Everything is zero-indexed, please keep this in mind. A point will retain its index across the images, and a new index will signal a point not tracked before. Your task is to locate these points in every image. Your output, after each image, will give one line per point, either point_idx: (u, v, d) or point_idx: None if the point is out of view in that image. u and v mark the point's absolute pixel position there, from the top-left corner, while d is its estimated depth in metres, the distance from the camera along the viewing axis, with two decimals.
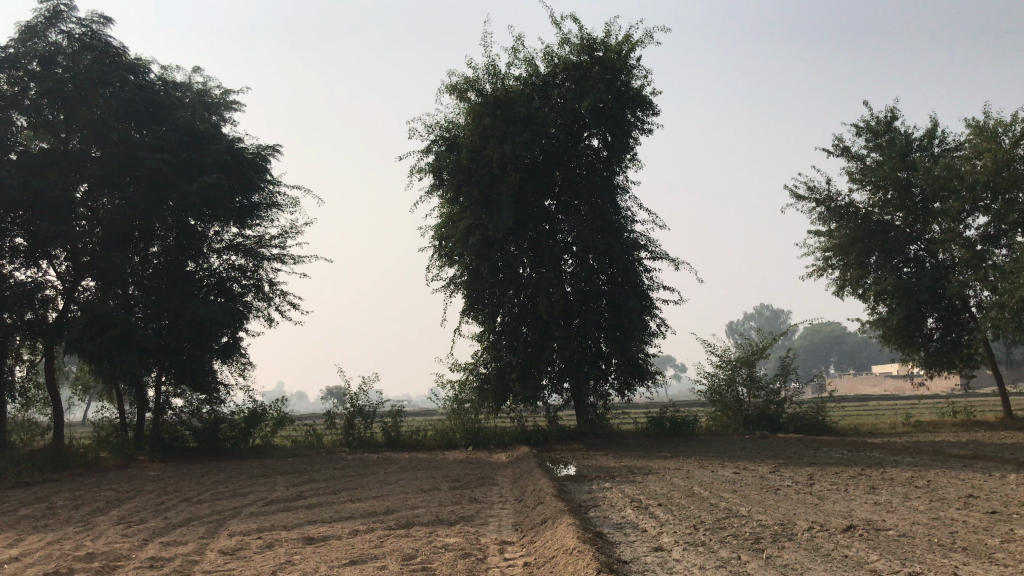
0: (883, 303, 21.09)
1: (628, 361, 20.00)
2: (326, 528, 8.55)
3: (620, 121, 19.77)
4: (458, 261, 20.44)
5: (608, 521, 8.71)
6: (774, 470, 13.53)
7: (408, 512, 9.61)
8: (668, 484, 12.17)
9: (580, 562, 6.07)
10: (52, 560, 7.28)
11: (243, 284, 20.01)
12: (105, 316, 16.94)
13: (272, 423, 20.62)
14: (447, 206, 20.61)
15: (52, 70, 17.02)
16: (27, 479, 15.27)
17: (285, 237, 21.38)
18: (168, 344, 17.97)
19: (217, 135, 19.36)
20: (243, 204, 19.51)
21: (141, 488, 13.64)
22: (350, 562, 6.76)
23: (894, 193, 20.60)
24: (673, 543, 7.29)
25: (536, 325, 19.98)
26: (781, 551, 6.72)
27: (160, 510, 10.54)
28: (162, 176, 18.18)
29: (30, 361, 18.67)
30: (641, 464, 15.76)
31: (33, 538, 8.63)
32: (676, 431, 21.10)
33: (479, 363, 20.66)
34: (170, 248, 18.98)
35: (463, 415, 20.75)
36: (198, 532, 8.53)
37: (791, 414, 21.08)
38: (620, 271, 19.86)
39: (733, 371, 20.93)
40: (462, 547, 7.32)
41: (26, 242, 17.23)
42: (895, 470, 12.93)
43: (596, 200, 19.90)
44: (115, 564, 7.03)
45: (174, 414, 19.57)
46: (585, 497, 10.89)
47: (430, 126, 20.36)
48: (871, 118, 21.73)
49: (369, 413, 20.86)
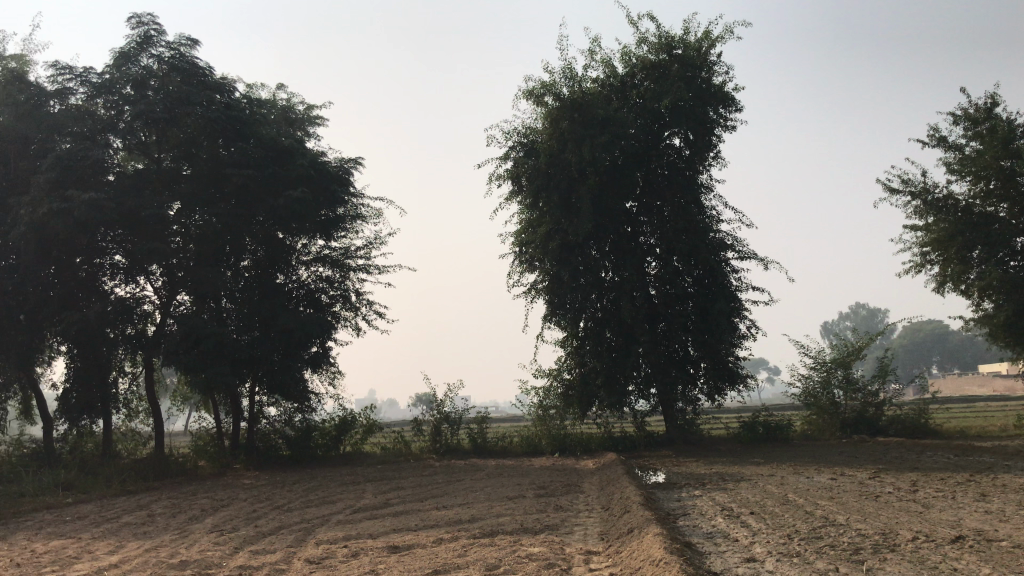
0: (988, 299, 20.05)
1: (718, 365, 19.49)
2: (411, 537, 8.53)
3: (702, 118, 19.32)
4: (540, 266, 20.36)
5: (697, 530, 8.44)
6: (875, 476, 12.92)
7: (493, 520, 9.51)
8: (760, 491, 11.77)
9: (667, 573, 5.82)
10: (147, 568, 7.46)
11: (330, 295, 20.29)
12: (198, 328, 17.47)
13: (362, 430, 20.91)
14: (527, 211, 20.55)
15: (144, 93, 17.63)
16: (130, 488, 15.85)
17: (370, 247, 21.68)
18: (260, 355, 18.34)
19: (302, 148, 19.64)
20: (328, 217, 19.84)
21: (235, 496, 13.97)
22: (433, 572, 6.68)
23: (997, 183, 19.58)
24: (766, 553, 6.98)
25: (620, 330, 19.76)
26: (883, 563, 6.33)
27: (251, 518, 10.72)
28: (249, 191, 18.68)
29: (131, 374, 19.20)
30: (733, 470, 15.31)
31: (130, 546, 8.86)
32: (769, 436, 20.49)
33: (563, 369, 20.49)
34: (261, 260, 19.52)
35: (549, 421, 20.55)
36: (286, 541, 8.61)
37: (892, 417, 20.13)
38: (707, 272, 19.35)
39: (828, 373, 20.11)
40: (546, 557, 7.17)
41: (125, 260, 17.91)
42: (1007, 476, 12.19)
43: (679, 200, 19.48)
44: (206, 572, 7.16)
45: (268, 423, 20.05)
46: (674, 505, 10.62)
47: (508, 132, 20.38)
48: (969, 105, 20.73)
49: (455, 420, 20.97)
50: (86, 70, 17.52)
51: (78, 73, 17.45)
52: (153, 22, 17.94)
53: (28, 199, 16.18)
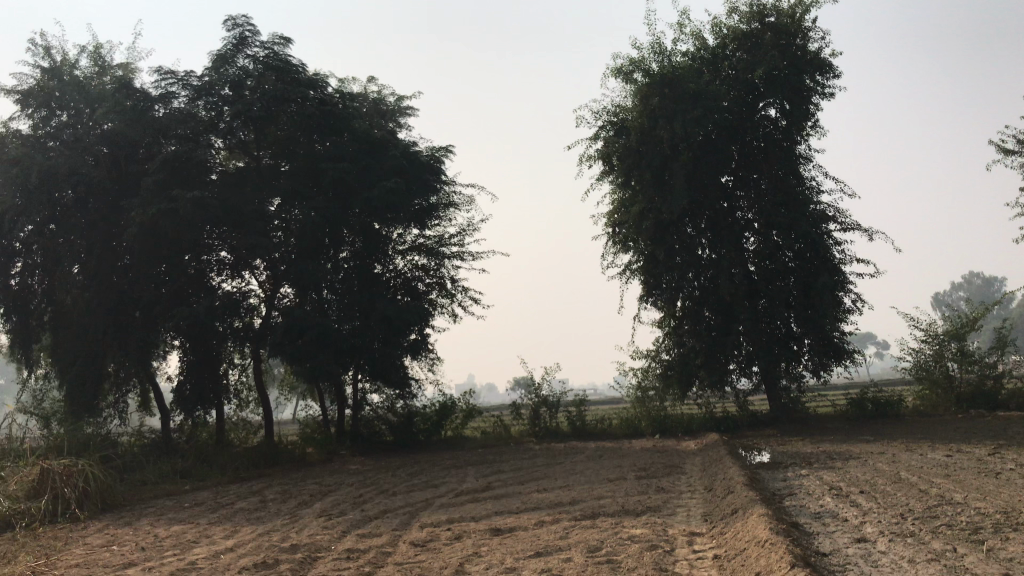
0: None
1: (822, 341, 18.86)
2: (513, 519, 8.61)
3: (798, 87, 18.69)
4: (634, 247, 20.15)
5: (804, 510, 8.23)
6: (995, 453, 12.33)
7: (594, 502, 9.50)
8: (871, 470, 11.40)
9: (772, 555, 5.68)
10: (261, 551, 7.77)
11: (426, 283, 20.68)
12: (302, 319, 17.98)
13: (462, 415, 21.20)
14: (619, 191, 20.37)
15: (242, 93, 18.16)
16: (243, 474, 16.51)
17: (464, 234, 21.91)
18: (361, 343, 18.76)
19: (393, 139, 20.04)
20: (421, 205, 20.13)
21: (342, 481, 14.38)
22: (535, 554, 6.73)
23: None
24: (878, 534, 6.75)
25: (719, 308, 19.41)
26: (1005, 542, 6.04)
27: (357, 503, 11.03)
28: (345, 184, 19.02)
29: (240, 366, 19.96)
30: (841, 448, 14.84)
31: (245, 530, 9.25)
32: (879, 412, 19.78)
33: (661, 349, 20.28)
34: (359, 252, 19.88)
35: (648, 403, 20.37)
36: (391, 524, 8.82)
37: (1011, 390, 19.16)
38: (809, 246, 18.66)
39: (942, 346, 19.26)
40: (649, 539, 7.13)
41: (230, 256, 18.63)
42: None
43: (777, 172, 18.93)
44: (316, 555, 7.40)
45: (372, 410, 20.56)
46: (780, 485, 10.38)
47: (598, 112, 20.21)
48: None
49: (554, 403, 21.05)
50: (187, 74, 18.22)
51: (180, 77, 18.17)
52: (247, 23, 18.51)
53: (140, 201, 16.98)
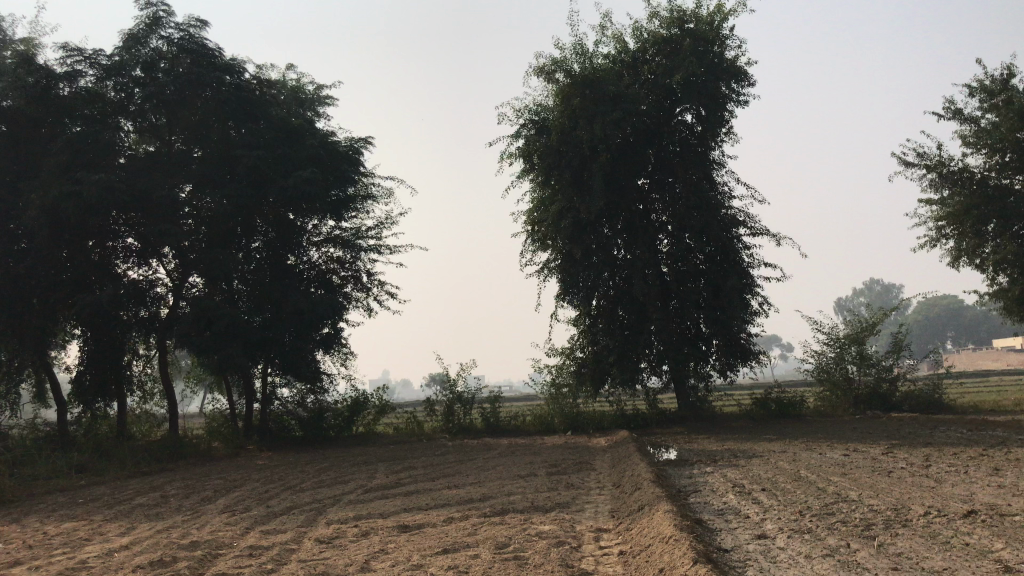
0: (1004, 273, 19.88)
1: (730, 342, 19.39)
2: (422, 516, 8.54)
3: (714, 93, 19.11)
4: (552, 245, 20.27)
5: (708, 507, 8.42)
6: (888, 452, 12.88)
7: (504, 499, 9.51)
8: (773, 468, 11.75)
9: (676, 551, 5.77)
10: (158, 548, 7.49)
11: (342, 276, 20.37)
12: (211, 309, 17.49)
13: (375, 410, 20.95)
14: (538, 190, 20.48)
15: (154, 75, 17.59)
16: (144, 469, 15.96)
17: (381, 228, 21.67)
18: (273, 336, 18.33)
19: (312, 129, 19.55)
20: (339, 197, 19.73)
21: (248, 477, 14.05)
22: (442, 551, 6.69)
23: (1013, 155, 19.34)
24: (777, 530, 6.94)
25: (632, 308, 19.65)
26: (895, 538, 6.28)
27: (263, 499, 10.78)
28: (260, 172, 18.45)
29: (145, 357, 19.34)
30: (745, 447, 15.24)
31: (143, 527, 8.93)
32: (782, 412, 20.43)
33: (575, 347, 20.47)
34: (272, 242, 19.46)
35: (561, 400, 20.56)
36: (297, 521, 8.64)
37: (904, 392, 20.07)
38: (719, 250, 19.17)
39: (842, 349, 20.00)
40: (556, 535, 7.17)
41: (137, 243, 18.00)
42: (1022, 450, 12.09)
43: (692, 177, 19.30)
44: (217, 553, 7.18)
45: (280, 404, 20.13)
46: (685, 482, 10.59)
47: (520, 110, 20.24)
48: (985, 77, 20.44)
49: (468, 399, 21.04)
50: (96, 52, 17.49)
51: (88, 55, 17.42)
52: (162, 3, 17.88)
53: (40, 183, 16.20)
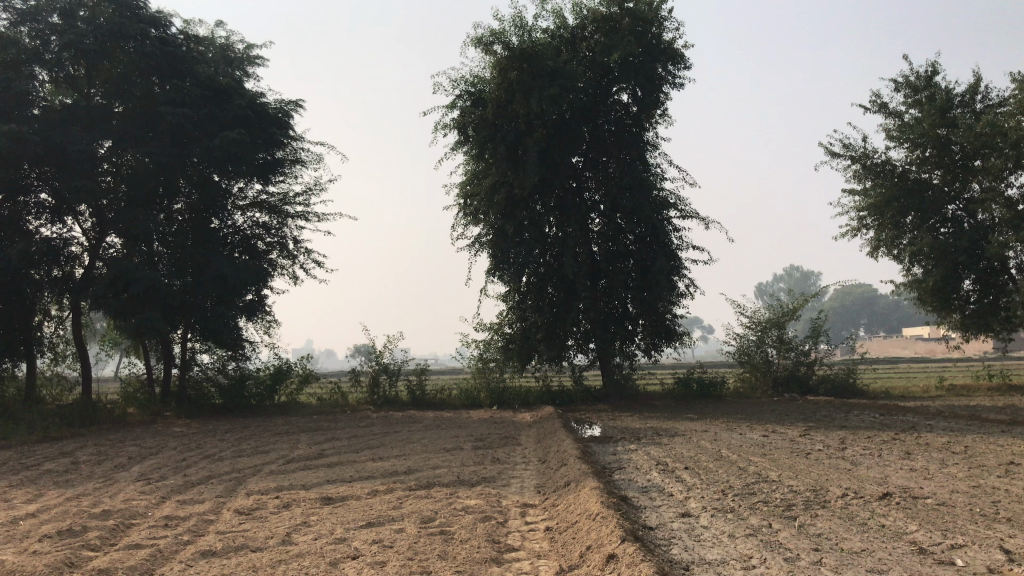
0: (919, 264, 20.56)
1: (655, 322, 19.65)
2: (345, 488, 8.38)
3: (651, 75, 19.21)
4: (484, 220, 20.13)
5: (633, 484, 8.49)
6: (806, 434, 13.21)
7: (430, 472, 9.41)
8: (695, 447, 11.93)
9: (603, 529, 5.74)
10: (67, 517, 7.16)
11: (267, 242, 19.82)
12: (129, 271, 16.90)
13: (297, 380, 20.52)
14: (472, 163, 20.27)
15: (73, 23, 16.68)
16: (54, 434, 15.36)
17: (309, 194, 21.20)
18: (193, 301, 17.79)
19: (240, 89, 18.87)
20: (266, 160, 19.23)
21: (165, 445, 13.63)
22: (367, 525, 6.56)
23: (933, 150, 19.96)
24: (701, 509, 7.03)
25: (562, 285, 19.72)
26: (815, 519, 6.41)
27: (180, 467, 10.47)
28: (184, 130, 17.96)
29: (57, 317, 18.60)
30: (668, 426, 15.48)
31: (52, 494, 8.55)
32: (703, 392, 20.82)
33: (504, 323, 20.38)
34: (195, 204, 18.87)
35: (487, 374, 20.56)
36: (216, 491, 8.39)
37: (821, 376, 20.67)
38: (649, 231, 19.31)
39: (764, 332, 20.47)
40: (482, 510, 7.12)
41: (51, 199, 17.20)
42: (931, 435, 12.55)
43: (625, 157, 19.44)
44: (130, 522, 6.91)
45: (199, 371, 19.58)
46: (610, 459, 10.68)
47: (456, 80, 19.97)
48: (911, 73, 21.01)
49: (394, 371, 20.78)
50: None
51: None
52: None
53: None
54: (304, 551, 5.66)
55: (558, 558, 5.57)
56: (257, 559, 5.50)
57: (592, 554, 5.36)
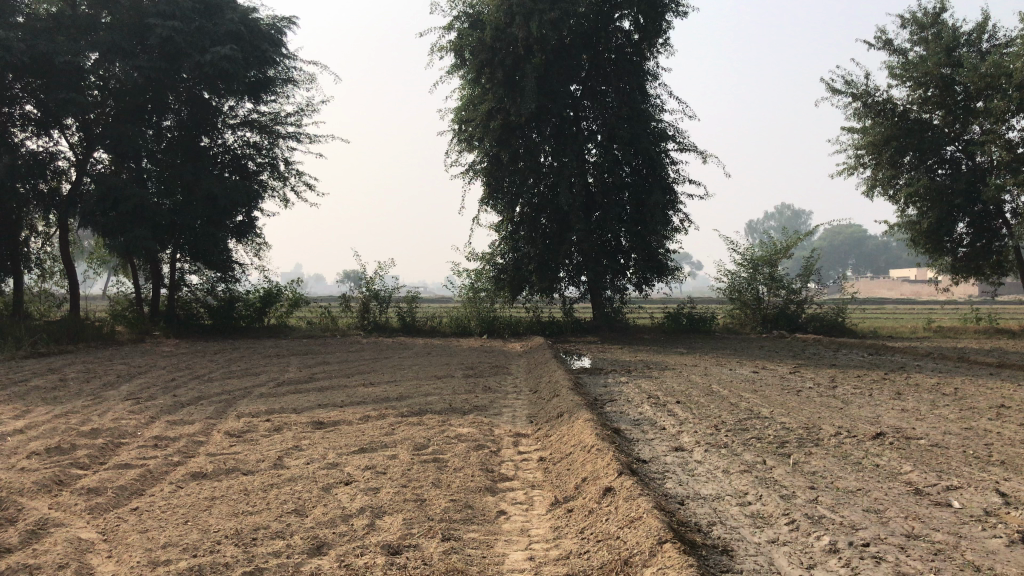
0: (914, 205, 20.41)
1: (648, 256, 19.56)
2: (337, 413, 8.33)
3: (654, 2, 18.71)
4: (479, 147, 19.76)
5: (624, 416, 8.47)
6: (795, 372, 13.26)
7: (421, 399, 9.37)
8: (686, 381, 11.92)
9: (600, 462, 5.68)
10: (56, 434, 7.07)
11: (257, 163, 19.45)
12: (117, 188, 16.58)
13: (287, 303, 20.44)
14: (469, 87, 19.82)
15: None
16: (43, 350, 15.30)
17: (301, 114, 20.77)
18: (181, 221, 17.54)
19: (232, 3, 18.35)
20: (257, 78, 18.72)
21: (154, 364, 13.58)
22: (359, 450, 6.50)
23: (936, 89, 19.63)
24: (694, 443, 7.01)
25: (555, 217, 19.43)
26: (809, 457, 6.40)
27: (170, 387, 10.39)
28: (175, 44, 17.22)
29: (44, 234, 18.31)
30: (658, 359, 15.53)
31: (40, 411, 8.45)
32: (692, 327, 20.85)
33: (496, 253, 20.28)
34: (184, 121, 18.47)
35: (478, 303, 20.50)
36: (206, 413, 8.32)
37: (811, 314, 20.68)
38: (645, 163, 19.06)
39: (755, 270, 20.45)
40: (475, 439, 7.07)
41: (36, 111, 16.73)
42: (919, 375, 12.59)
43: (624, 86, 19.08)
44: (120, 442, 6.82)
45: (189, 291, 19.54)
46: (601, 391, 10.67)
47: (454, 1, 19.39)
48: (918, 9, 20.56)
49: (384, 298, 20.76)
50: None
51: None
52: None
53: None
54: (296, 476, 5.60)
55: (552, 489, 5.54)
56: (249, 482, 5.44)
57: (588, 486, 5.32)
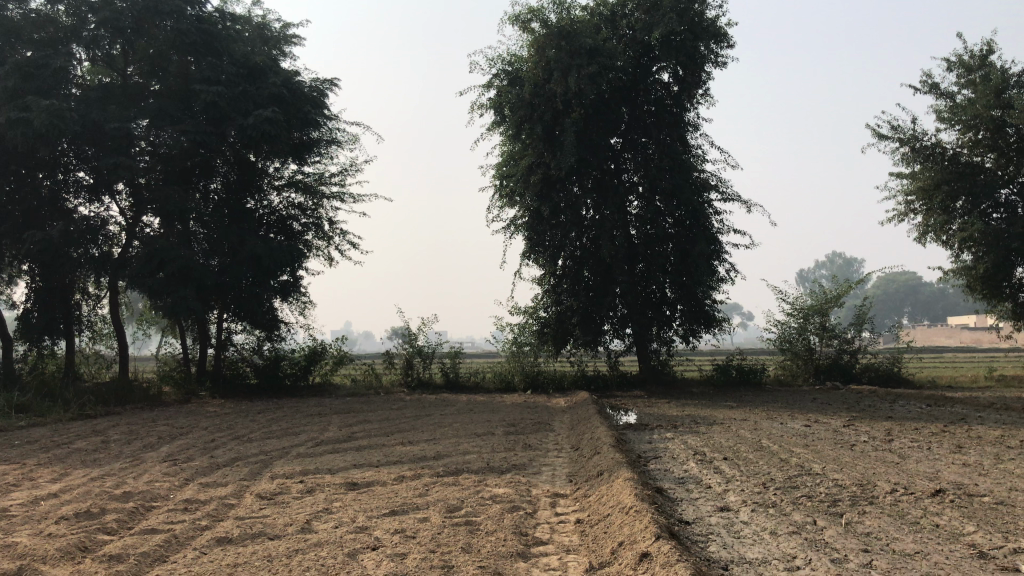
0: (969, 250, 19.80)
1: (693, 307, 19.23)
2: (371, 473, 8.16)
3: (692, 53, 18.64)
4: (519, 202, 19.75)
5: (668, 474, 8.17)
6: (849, 424, 12.75)
7: (459, 458, 9.17)
8: (733, 436, 11.52)
9: (638, 524, 5.39)
10: (88, 498, 7.01)
11: (302, 223, 19.73)
12: (164, 250, 16.92)
13: (332, 361, 20.46)
14: (508, 143, 19.91)
15: (110, 1, 16.58)
16: (90, 411, 15.41)
17: (345, 173, 21.05)
18: (227, 281, 17.74)
19: (276, 67, 18.75)
20: (301, 139, 19.03)
21: (197, 425, 13.57)
22: (390, 513, 6.29)
23: (986, 132, 19.18)
24: (740, 503, 6.68)
25: (599, 269, 19.33)
26: (863, 516, 6.04)
27: (208, 448, 10.37)
28: (219, 108, 17.60)
29: (96, 296, 18.59)
30: (705, 413, 15.08)
31: (77, 474, 8.44)
32: (742, 380, 20.33)
33: (539, 306, 20.14)
34: (231, 184, 18.93)
35: (522, 358, 20.28)
36: (240, 474, 8.22)
37: (864, 364, 20.06)
38: (689, 214, 18.82)
39: (805, 320, 19.95)
40: (510, 500, 6.83)
41: (88, 177, 17.09)
42: (981, 427, 11.99)
43: (665, 137, 18.99)
44: (150, 505, 6.74)
45: (236, 350, 19.62)
46: (645, 447, 10.34)
47: (492, 59, 19.63)
48: (964, 52, 20.24)
49: (428, 353, 20.64)
50: None
51: None
52: None
53: None
54: (322, 541, 5.42)
55: (589, 554, 5.28)
56: (273, 548, 5.28)
57: (625, 552, 5.05)
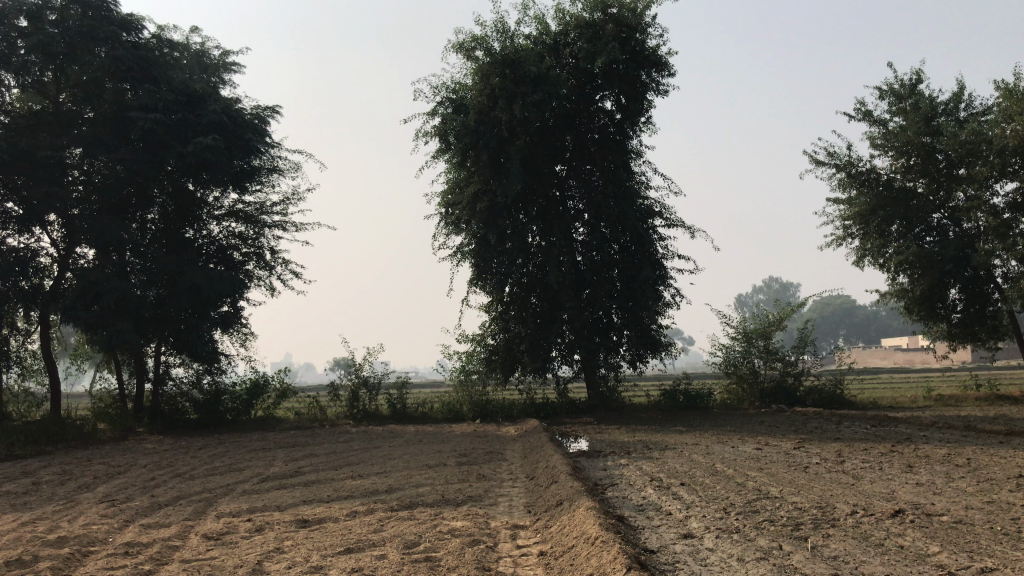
0: (905, 274, 20.29)
1: (640, 333, 19.28)
2: (323, 510, 7.85)
3: (634, 81, 18.85)
4: (466, 229, 19.64)
5: (627, 502, 8.03)
6: (799, 447, 12.81)
7: (412, 491, 8.90)
8: (687, 461, 11.48)
9: (605, 556, 5.23)
10: (19, 545, 6.58)
11: (243, 252, 19.30)
12: (99, 282, 16.39)
13: (275, 394, 19.96)
14: (453, 171, 19.84)
15: (41, 26, 16.08)
16: (19, 452, 14.69)
17: (286, 202, 20.69)
18: (166, 313, 17.23)
19: (215, 94, 18.37)
20: (242, 167, 18.67)
21: (134, 463, 13.01)
22: (345, 551, 6.03)
23: (918, 158, 19.74)
24: (703, 529, 6.57)
25: (546, 296, 19.31)
26: (827, 540, 5.98)
27: (148, 487, 9.92)
28: (156, 137, 17.17)
29: (25, 331, 17.73)
30: (655, 439, 15.02)
31: (6, 519, 7.95)
32: (689, 404, 20.42)
33: (487, 334, 19.98)
34: (169, 214, 18.38)
35: (470, 386, 20.05)
36: (184, 514, 7.86)
37: (808, 387, 20.28)
38: (634, 240, 18.96)
39: (749, 343, 20.16)
40: (469, 533, 6.62)
41: (18, 208, 16.42)
42: (927, 446, 12.17)
43: (609, 164, 19.11)
44: (87, 551, 6.35)
45: (175, 385, 18.99)
46: (600, 475, 10.21)
47: (436, 87, 19.58)
48: (894, 81, 20.83)
49: (374, 384, 20.24)
50: None
51: None
52: None
53: None
54: None
55: None
56: None
57: None
